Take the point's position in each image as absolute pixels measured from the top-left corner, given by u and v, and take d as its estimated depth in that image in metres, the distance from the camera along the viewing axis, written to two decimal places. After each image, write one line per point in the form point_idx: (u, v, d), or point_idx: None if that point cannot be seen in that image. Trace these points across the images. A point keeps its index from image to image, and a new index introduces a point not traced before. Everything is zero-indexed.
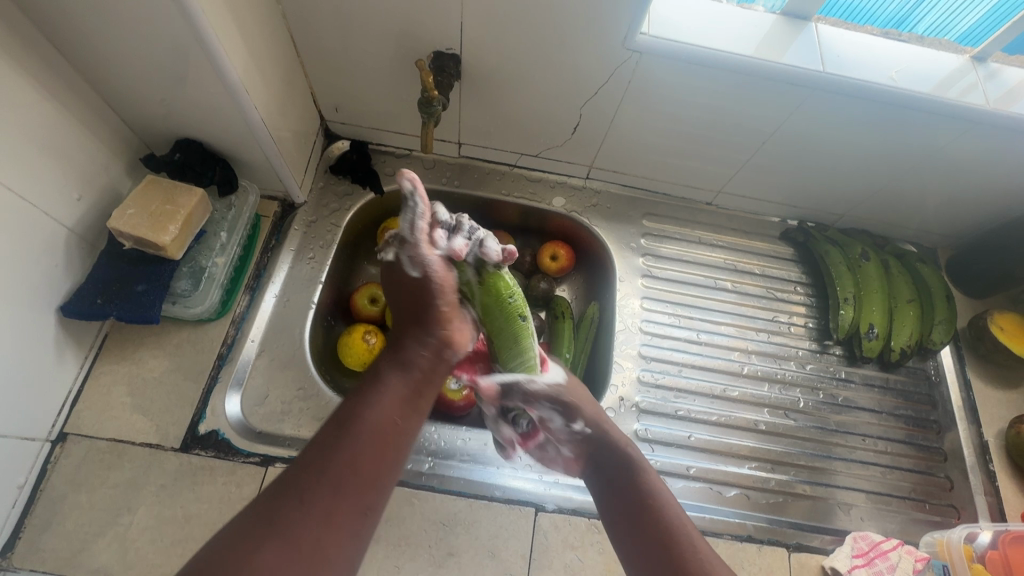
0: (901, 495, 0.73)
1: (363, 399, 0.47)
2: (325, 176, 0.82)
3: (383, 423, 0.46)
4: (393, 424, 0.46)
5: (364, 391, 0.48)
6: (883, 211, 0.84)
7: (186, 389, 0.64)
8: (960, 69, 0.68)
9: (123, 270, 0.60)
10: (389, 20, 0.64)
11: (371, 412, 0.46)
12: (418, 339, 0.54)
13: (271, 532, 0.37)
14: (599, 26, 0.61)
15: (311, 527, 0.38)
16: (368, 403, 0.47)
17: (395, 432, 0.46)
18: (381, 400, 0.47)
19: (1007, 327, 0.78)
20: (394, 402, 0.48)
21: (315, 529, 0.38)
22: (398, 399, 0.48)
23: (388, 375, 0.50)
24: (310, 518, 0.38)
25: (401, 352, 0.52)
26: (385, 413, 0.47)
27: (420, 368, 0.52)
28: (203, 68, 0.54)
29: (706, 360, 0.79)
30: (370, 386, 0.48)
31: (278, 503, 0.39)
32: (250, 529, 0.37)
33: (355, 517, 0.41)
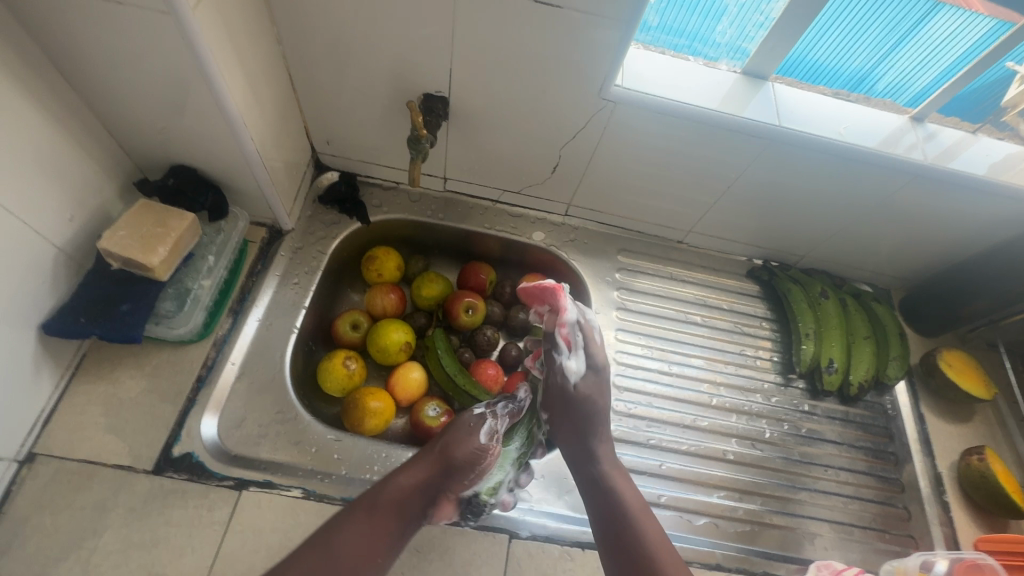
0: (863, 525, 0.75)
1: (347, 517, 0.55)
2: (314, 205, 0.84)
3: (356, 557, 0.52)
4: (366, 554, 0.53)
5: (350, 515, 0.55)
6: (840, 253, 0.90)
7: (163, 410, 0.64)
8: (900, 128, 0.75)
9: (108, 289, 0.61)
10: (383, 63, 0.68)
11: (348, 544, 0.53)
12: (407, 472, 0.58)
13: None
14: (577, 78, 0.66)
15: None
16: (355, 526, 0.54)
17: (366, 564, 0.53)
18: (359, 530, 0.54)
19: (955, 363, 0.83)
20: (373, 532, 0.54)
21: None
22: (371, 534, 0.54)
23: (380, 502, 0.56)
24: None
25: (390, 484, 0.57)
26: (366, 533, 0.54)
27: (408, 503, 0.57)
28: (204, 99, 0.57)
29: (677, 390, 0.81)
30: (364, 502, 0.56)
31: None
32: None
33: None
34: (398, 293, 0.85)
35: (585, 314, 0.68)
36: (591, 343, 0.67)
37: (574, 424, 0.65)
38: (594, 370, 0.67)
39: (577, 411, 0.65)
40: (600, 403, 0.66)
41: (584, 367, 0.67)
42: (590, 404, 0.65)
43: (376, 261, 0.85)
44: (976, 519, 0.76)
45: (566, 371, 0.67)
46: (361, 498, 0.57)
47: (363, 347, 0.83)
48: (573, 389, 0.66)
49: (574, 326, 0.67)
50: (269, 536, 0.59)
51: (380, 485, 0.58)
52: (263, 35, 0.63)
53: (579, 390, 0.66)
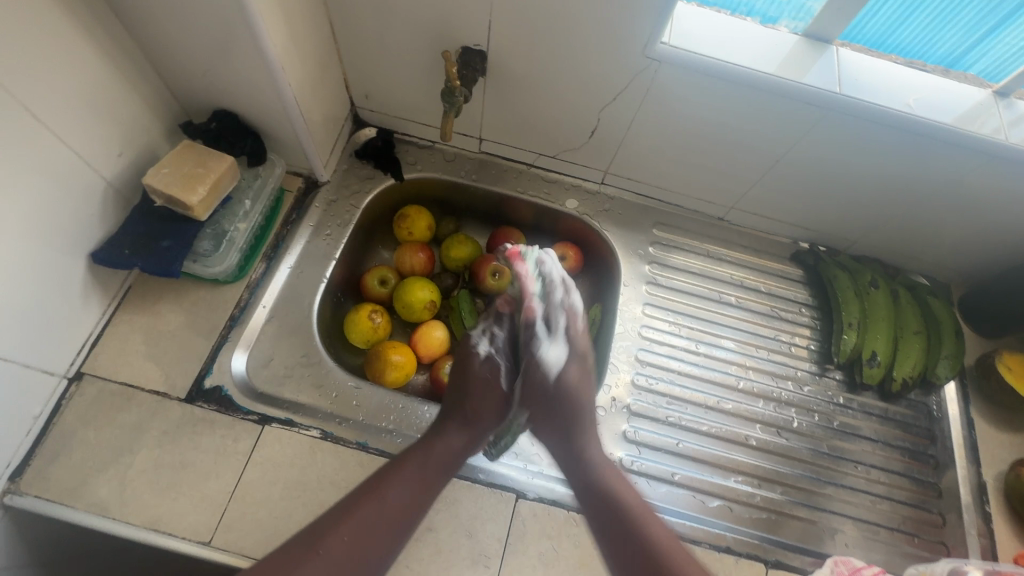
0: (891, 526, 0.71)
1: (397, 470, 0.56)
2: (350, 159, 0.85)
3: (405, 509, 0.54)
4: (414, 504, 0.55)
5: (401, 465, 0.57)
6: (896, 240, 0.84)
7: (197, 344, 0.67)
8: (980, 103, 0.67)
9: (151, 226, 0.63)
10: (422, 13, 0.67)
11: (397, 494, 0.54)
12: (456, 427, 0.61)
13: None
14: (623, 33, 0.62)
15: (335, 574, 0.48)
16: (404, 483, 0.55)
17: (412, 517, 0.54)
18: (410, 484, 0.55)
19: (1015, 368, 0.76)
20: (424, 486, 0.56)
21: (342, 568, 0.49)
22: (425, 487, 0.56)
23: (429, 451, 0.59)
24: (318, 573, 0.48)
25: (439, 445, 0.60)
26: (414, 489, 0.55)
27: (450, 457, 0.59)
28: (242, 41, 0.58)
29: (702, 371, 0.79)
30: (411, 460, 0.57)
31: (306, 553, 0.49)
32: (299, 548, 0.49)
33: (383, 559, 0.52)
34: (427, 252, 0.86)
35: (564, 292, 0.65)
36: (573, 328, 0.65)
37: (556, 423, 0.62)
38: (572, 357, 0.65)
39: (563, 413, 0.62)
40: (583, 396, 0.63)
41: (566, 355, 0.64)
42: (576, 400, 0.63)
43: (407, 219, 0.86)
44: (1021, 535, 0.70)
45: (545, 360, 0.63)
46: (407, 454, 0.58)
47: (389, 303, 0.85)
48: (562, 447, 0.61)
49: (557, 308, 0.64)
50: (288, 470, 0.62)
51: (427, 441, 0.60)
52: None
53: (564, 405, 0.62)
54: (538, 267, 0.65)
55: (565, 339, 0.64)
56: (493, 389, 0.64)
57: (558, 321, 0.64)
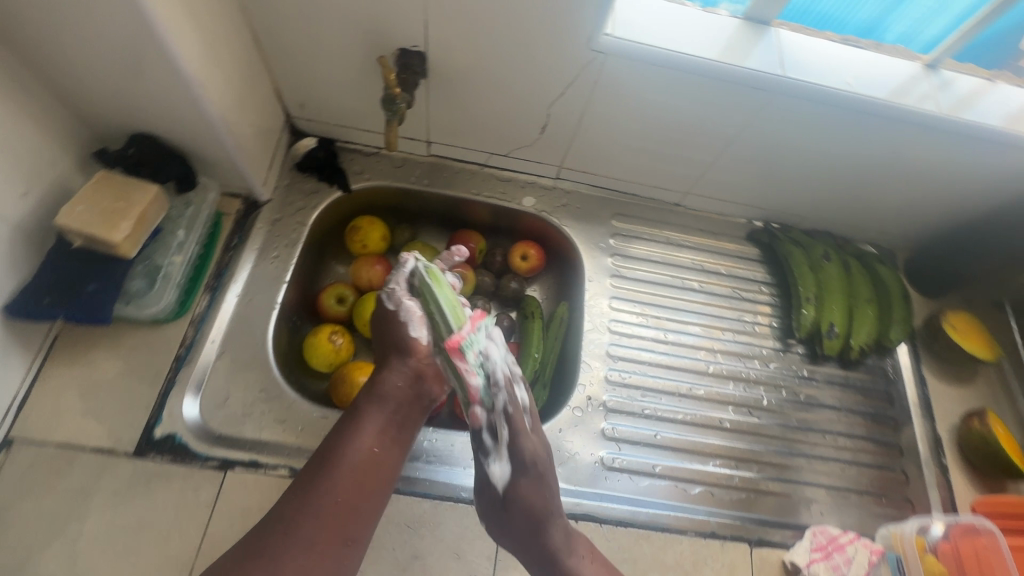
0: (861, 490, 0.74)
1: (341, 432, 0.53)
2: (291, 174, 0.80)
3: (363, 458, 0.51)
4: (373, 454, 0.52)
5: (347, 423, 0.54)
6: (844, 212, 0.86)
7: (141, 392, 0.62)
8: (914, 76, 0.70)
9: (72, 271, 0.56)
10: (353, 16, 0.63)
11: (350, 449, 0.51)
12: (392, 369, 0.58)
13: (269, 559, 0.44)
14: (566, 26, 0.60)
15: (310, 553, 0.46)
16: (350, 440, 0.52)
17: (376, 467, 0.52)
18: (359, 437, 0.52)
19: (959, 326, 0.81)
20: (371, 435, 0.53)
21: (317, 546, 0.46)
22: (374, 436, 0.53)
23: (373, 400, 0.55)
24: (296, 550, 0.45)
25: (379, 385, 0.57)
26: (364, 441, 0.52)
27: (397, 399, 0.56)
28: (154, 59, 0.52)
29: (673, 359, 0.79)
30: (355, 417, 0.54)
31: (272, 537, 0.46)
32: (263, 533, 0.46)
33: (356, 524, 0.49)
34: (385, 264, 0.83)
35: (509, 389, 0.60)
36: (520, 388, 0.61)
37: (519, 472, 0.57)
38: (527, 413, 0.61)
39: (521, 469, 0.57)
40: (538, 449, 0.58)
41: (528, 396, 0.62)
42: (537, 464, 0.58)
43: (360, 231, 0.82)
44: (977, 483, 0.75)
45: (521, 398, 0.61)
46: (350, 414, 0.55)
47: (349, 321, 0.81)
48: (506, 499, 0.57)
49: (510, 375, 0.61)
50: (257, 516, 0.58)
51: (368, 389, 0.57)
52: None
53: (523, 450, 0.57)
54: (482, 358, 0.60)
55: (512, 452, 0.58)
56: (398, 327, 0.60)
57: (511, 392, 0.60)
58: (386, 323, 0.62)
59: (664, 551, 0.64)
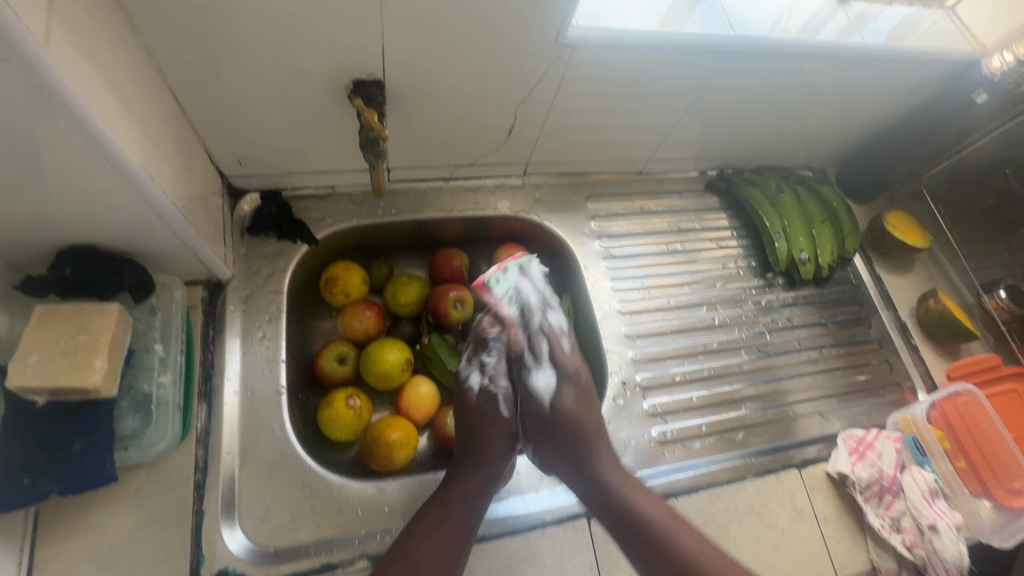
0: (861, 388, 0.84)
1: (413, 531, 0.53)
2: (245, 240, 0.71)
3: (439, 554, 0.51)
4: (450, 551, 0.52)
5: (417, 524, 0.53)
6: (783, 146, 0.93)
7: (170, 538, 0.54)
8: (832, 13, 0.75)
9: (44, 434, 0.47)
10: (295, 54, 0.55)
11: (424, 550, 0.51)
12: (463, 470, 0.58)
13: None
14: (532, 25, 0.58)
15: None
16: (424, 538, 0.52)
17: (446, 566, 0.51)
18: (432, 536, 0.52)
19: (898, 224, 0.92)
20: (444, 535, 0.52)
21: None
22: (448, 536, 0.52)
23: (446, 496, 0.55)
24: None
25: (450, 487, 0.56)
26: (437, 540, 0.52)
27: (467, 497, 0.56)
28: (87, 162, 0.42)
29: (681, 322, 0.83)
30: (427, 514, 0.54)
31: None
32: None
33: None
34: (375, 308, 0.76)
35: (544, 314, 0.64)
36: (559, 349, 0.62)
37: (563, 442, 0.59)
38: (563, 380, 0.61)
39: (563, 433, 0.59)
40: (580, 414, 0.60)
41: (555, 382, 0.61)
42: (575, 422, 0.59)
43: (338, 281, 0.74)
44: (940, 352, 0.88)
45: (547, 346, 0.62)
46: (421, 512, 0.55)
47: (356, 378, 0.74)
48: (552, 410, 0.60)
49: (538, 332, 0.62)
50: None
51: (442, 489, 0.56)
52: (125, 53, 0.47)
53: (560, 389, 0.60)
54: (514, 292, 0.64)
55: (554, 363, 0.62)
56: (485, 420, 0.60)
57: (543, 346, 0.62)
58: (463, 407, 0.62)
59: (735, 501, 0.69)
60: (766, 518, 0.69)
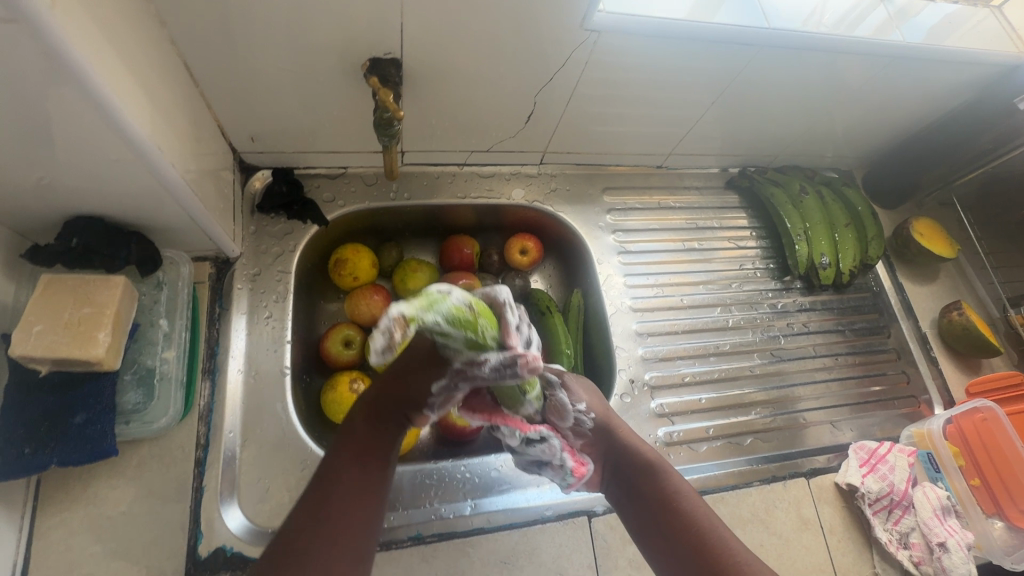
0: (874, 398, 0.82)
1: (329, 469, 0.45)
2: (255, 218, 0.70)
3: (352, 497, 0.44)
4: (364, 492, 0.44)
5: (330, 467, 0.45)
6: (809, 147, 0.90)
7: (169, 514, 0.53)
8: (872, 8, 0.72)
9: (49, 403, 0.47)
10: (312, 28, 0.54)
11: (340, 490, 0.44)
12: (421, 411, 0.48)
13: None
14: (557, 8, 0.56)
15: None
16: (343, 481, 0.44)
17: (363, 506, 0.44)
18: (347, 479, 0.45)
19: (925, 232, 0.89)
20: (365, 482, 0.45)
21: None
22: (365, 475, 0.46)
23: (357, 434, 0.47)
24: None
25: (369, 423, 0.48)
26: (356, 485, 0.45)
27: (392, 438, 0.48)
28: (95, 131, 0.41)
29: (694, 322, 0.82)
30: (343, 447, 0.47)
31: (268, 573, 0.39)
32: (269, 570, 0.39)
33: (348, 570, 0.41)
34: (383, 292, 0.75)
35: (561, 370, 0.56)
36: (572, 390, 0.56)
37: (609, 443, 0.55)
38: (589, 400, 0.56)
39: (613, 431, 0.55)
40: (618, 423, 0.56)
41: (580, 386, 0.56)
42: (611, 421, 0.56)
43: (347, 263, 0.73)
44: (960, 366, 0.85)
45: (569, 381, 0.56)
46: (334, 445, 0.47)
47: (362, 362, 0.74)
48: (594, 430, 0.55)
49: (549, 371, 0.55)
50: None
51: (352, 427, 0.48)
52: (137, 18, 0.46)
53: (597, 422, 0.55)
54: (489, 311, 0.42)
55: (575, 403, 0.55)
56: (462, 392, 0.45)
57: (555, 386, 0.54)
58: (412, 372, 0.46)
59: (739, 507, 0.67)
60: (771, 526, 0.67)
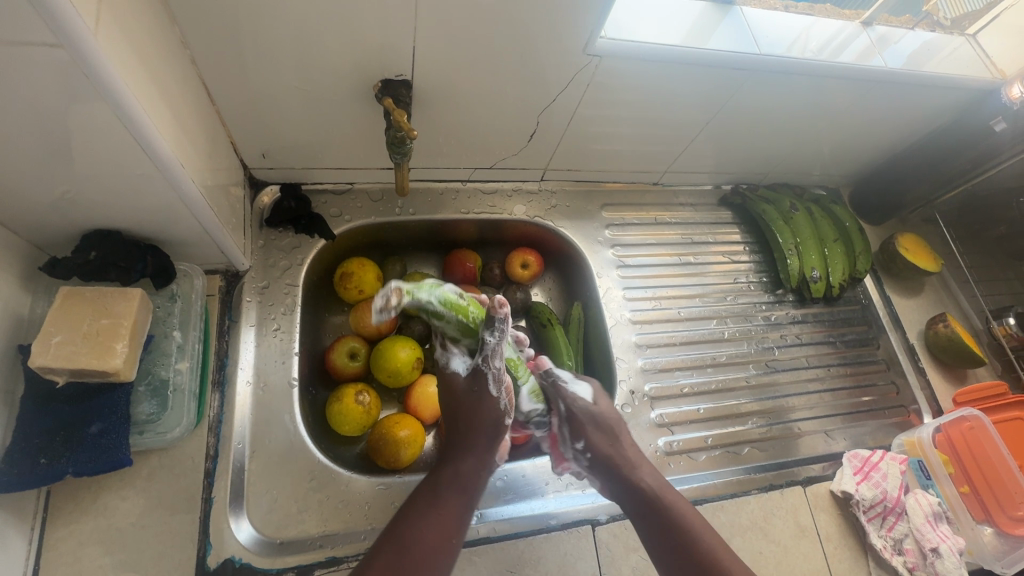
0: (866, 408, 0.84)
1: (414, 511, 0.51)
2: (263, 232, 0.71)
3: (434, 536, 0.49)
4: (445, 529, 0.50)
5: (414, 508, 0.51)
6: (798, 166, 0.94)
7: (178, 526, 0.54)
8: (856, 35, 0.76)
9: (65, 414, 0.48)
10: (327, 51, 0.56)
11: (423, 528, 0.49)
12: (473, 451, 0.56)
13: None
14: (562, 33, 0.59)
15: None
16: (423, 519, 0.50)
17: (445, 544, 0.49)
18: (432, 515, 0.50)
19: (910, 247, 0.93)
20: (444, 516, 0.51)
21: None
22: (446, 515, 0.51)
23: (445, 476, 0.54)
24: None
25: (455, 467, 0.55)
26: (436, 520, 0.50)
27: (474, 484, 0.54)
28: (123, 148, 0.43)
29: (691, 334, 0.84)
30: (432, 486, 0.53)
31: None
32: None
33: None
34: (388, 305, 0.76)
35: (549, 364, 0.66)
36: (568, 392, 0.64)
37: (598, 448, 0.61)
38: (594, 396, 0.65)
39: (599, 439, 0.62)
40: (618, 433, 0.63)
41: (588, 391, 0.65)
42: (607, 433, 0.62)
43: (353, 277, 0.75)
44: (947, 376, 0.88)
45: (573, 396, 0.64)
46: (415, 493, 0.53)
47: (366, 374, 0.75)
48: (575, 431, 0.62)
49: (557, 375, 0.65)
50: None
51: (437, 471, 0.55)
52: (163, 41, 0.48)
53: (594, 455, 0.61)
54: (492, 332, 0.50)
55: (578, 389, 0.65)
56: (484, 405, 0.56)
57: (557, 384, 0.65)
58: (476, 407, 0.56)
59: (739, 515, 0.69)
60: (769, 533, 0.69)
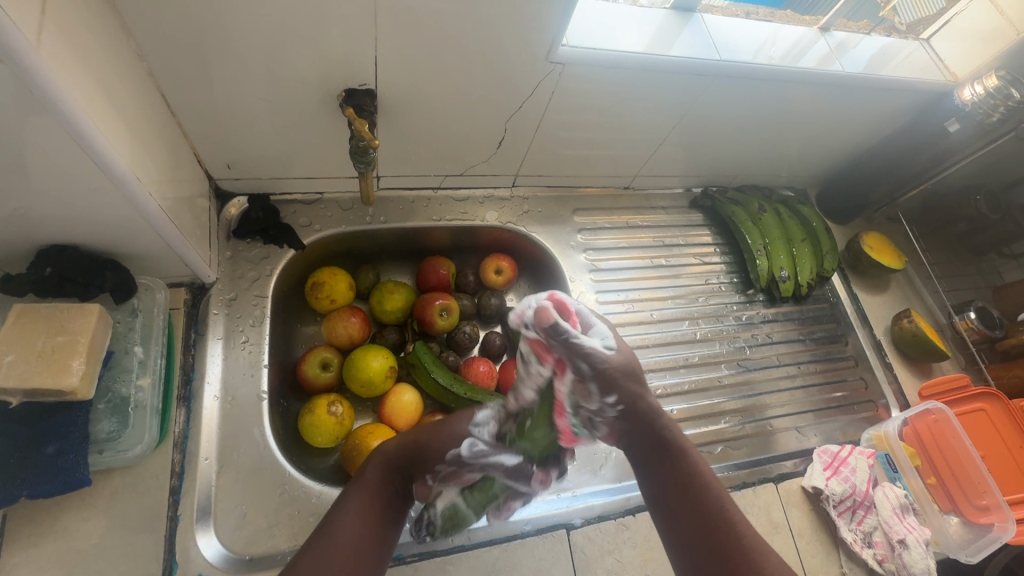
0: (836, 404, 0.86)
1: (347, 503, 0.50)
2: (230, 243, 0.70)
3: (363, 536, 0.48)
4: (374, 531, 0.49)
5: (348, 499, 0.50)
6: (765, 168, 0.96)
7: (142, 545, 0.53)
8: (815, 40, 0.78)
9: (21, 435, 0.47)
10: (288, 62, 0.56)
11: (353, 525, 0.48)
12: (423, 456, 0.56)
13: None
14: (524, 42, 0.59)
15: None
16: (354, 513, 0.49)
17: (368, 545, 0.48)
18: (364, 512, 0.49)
19: (874, 245, 0.95)
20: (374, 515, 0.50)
21: None
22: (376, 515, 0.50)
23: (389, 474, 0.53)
24: None
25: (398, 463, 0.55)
26: (366, 518, 0.49)
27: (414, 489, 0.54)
28: (74, 164, 0.42)
29: (664, 335, 0.85)
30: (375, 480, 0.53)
31: None
32: None
33: None
34: (360, 314, 0.76)
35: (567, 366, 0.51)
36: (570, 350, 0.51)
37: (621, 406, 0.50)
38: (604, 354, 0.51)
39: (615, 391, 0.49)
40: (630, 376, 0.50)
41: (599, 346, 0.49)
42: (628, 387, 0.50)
43: (324, 286, 0.74)
44: (913, 370, 0.91)
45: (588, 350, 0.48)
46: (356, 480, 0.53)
47: (339, 384, 0.74)
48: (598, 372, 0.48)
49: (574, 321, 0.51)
50: None
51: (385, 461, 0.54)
52: (117, 55, 0.47)
53: (629, 407, 0.50)
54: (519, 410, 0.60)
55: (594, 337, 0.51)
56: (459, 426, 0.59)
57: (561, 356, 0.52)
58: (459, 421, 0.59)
59: None
60: None
